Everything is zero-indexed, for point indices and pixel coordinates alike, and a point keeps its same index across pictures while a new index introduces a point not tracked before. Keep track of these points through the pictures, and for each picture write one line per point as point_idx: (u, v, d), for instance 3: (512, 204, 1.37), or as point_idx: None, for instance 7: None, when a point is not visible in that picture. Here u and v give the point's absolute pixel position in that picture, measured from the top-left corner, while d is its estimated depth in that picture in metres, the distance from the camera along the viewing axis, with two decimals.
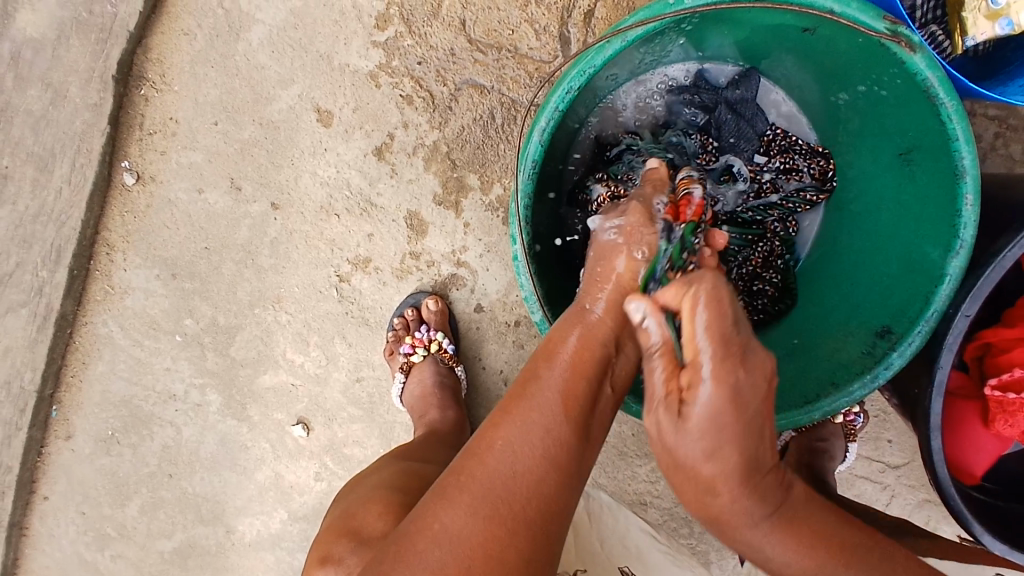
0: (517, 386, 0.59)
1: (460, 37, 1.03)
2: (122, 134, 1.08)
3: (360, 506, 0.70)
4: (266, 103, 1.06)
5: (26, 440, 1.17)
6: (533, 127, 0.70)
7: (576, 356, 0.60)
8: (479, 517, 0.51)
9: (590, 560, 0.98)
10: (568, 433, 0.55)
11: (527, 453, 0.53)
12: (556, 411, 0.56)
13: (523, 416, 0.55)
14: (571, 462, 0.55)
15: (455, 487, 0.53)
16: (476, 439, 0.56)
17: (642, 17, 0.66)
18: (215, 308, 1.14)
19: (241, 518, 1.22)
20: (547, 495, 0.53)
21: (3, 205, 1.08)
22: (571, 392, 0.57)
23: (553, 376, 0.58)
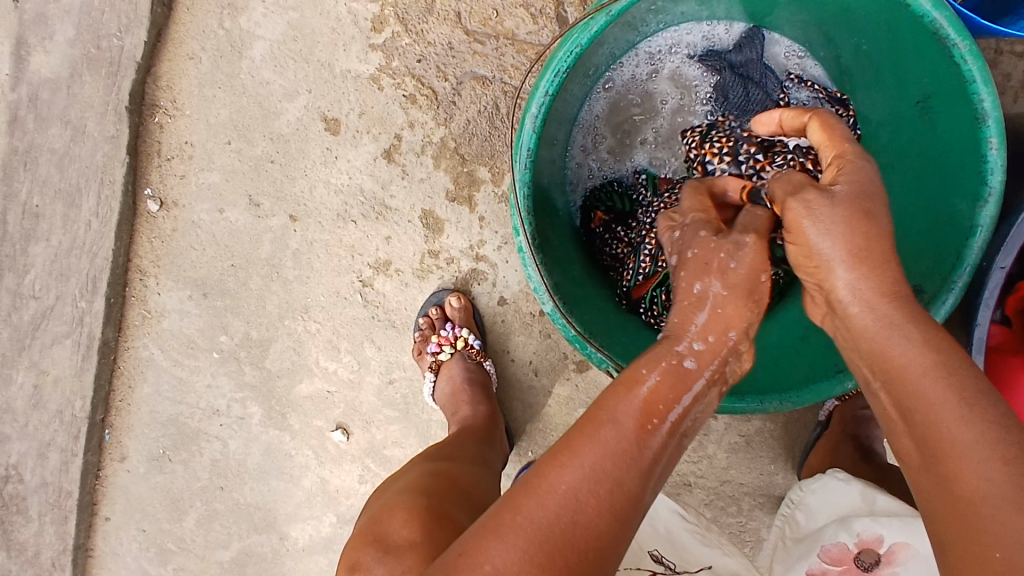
0: (588, 416, 0.54)
1: (457, 31, 1.03)
2: (142, 163, 1.11)
3: (386, 513, 0.69)
4: (275, 117, 1.07)
5: (83, 464, 1.23)
6: (525, 115, 0.69)
7: (660, 401, 0.55)
8: (533, 563, 0.47)
9: (621, 543, 0.81)
10: (637, 484, 0.51)
11: (595, 504, 0.49)
12: (631, 457, 0.52)
13: (593, 456, 0.51)
14: (633, 515, 0.51)
15: (508, 525, 0.49)
16: (536, 470, 0.51)
17: None
18: (247, 323, 1.16)
19: (293, 524, 1.24)
20: (607, 553, 0.49)
21: (38, 242, 1.13)
22: (648, 436, 0.53)
23: (625, 411, 0.54)
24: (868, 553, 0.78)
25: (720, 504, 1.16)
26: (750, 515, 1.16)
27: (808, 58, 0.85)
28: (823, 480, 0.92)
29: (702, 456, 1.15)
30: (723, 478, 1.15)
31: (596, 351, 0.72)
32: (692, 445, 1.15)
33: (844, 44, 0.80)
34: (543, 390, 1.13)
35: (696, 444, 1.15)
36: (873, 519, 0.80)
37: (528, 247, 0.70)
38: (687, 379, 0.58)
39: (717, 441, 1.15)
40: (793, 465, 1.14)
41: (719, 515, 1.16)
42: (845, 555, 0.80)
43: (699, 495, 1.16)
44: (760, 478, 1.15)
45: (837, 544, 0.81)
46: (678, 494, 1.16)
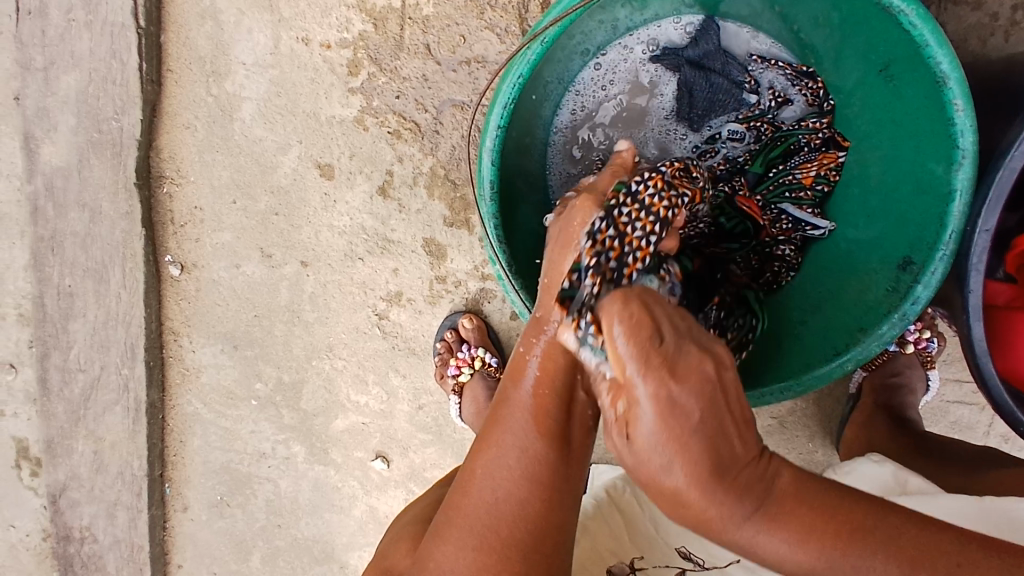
0: (494, 404, 0.61)
1: (430, 62, 1.05)
2: (159, 232, 1.17)
3: (393, 546, 0.72)
4: (272, 171, 1.12)
5: (150, 518, 1.30)
6: (482, 150, 0.72)
7: (543, 365, 0.61)
8: (468, 550, 0.55)
9: (648, 545, 0.87)
10: (544, 445, 0.56)
11: (502, 478, 0.56)
12: (527, 427, 0.57)
13: (495, 441, 0.57)
14: (552, 476, 0.56)
15: (448, 524, 0.57)
16: (464, 467, 0.60)
17: (555, 16, 0.65)
18: (279, 367, 1.21)
19: (352, 552, 1.30)
20: (525, 518, 0.55)
21: (76, 318, 1.20)
22: (539, 406, 0.58)
23: (517, 393, 0.60)
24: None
25: None
26: None
27: (762, 36, 0.84)
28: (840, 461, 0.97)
29: None
30: None
31: None
32: None
33: (801, 18, 0.79)
34: None
35: None
36: None
37: (505, 272, 0.73)
38: (563, 333, 0.62)
39: None
40: (831, 440, 1.12)
41: None
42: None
43: None
44: (800, 457, 1.13)
45: None
46: None
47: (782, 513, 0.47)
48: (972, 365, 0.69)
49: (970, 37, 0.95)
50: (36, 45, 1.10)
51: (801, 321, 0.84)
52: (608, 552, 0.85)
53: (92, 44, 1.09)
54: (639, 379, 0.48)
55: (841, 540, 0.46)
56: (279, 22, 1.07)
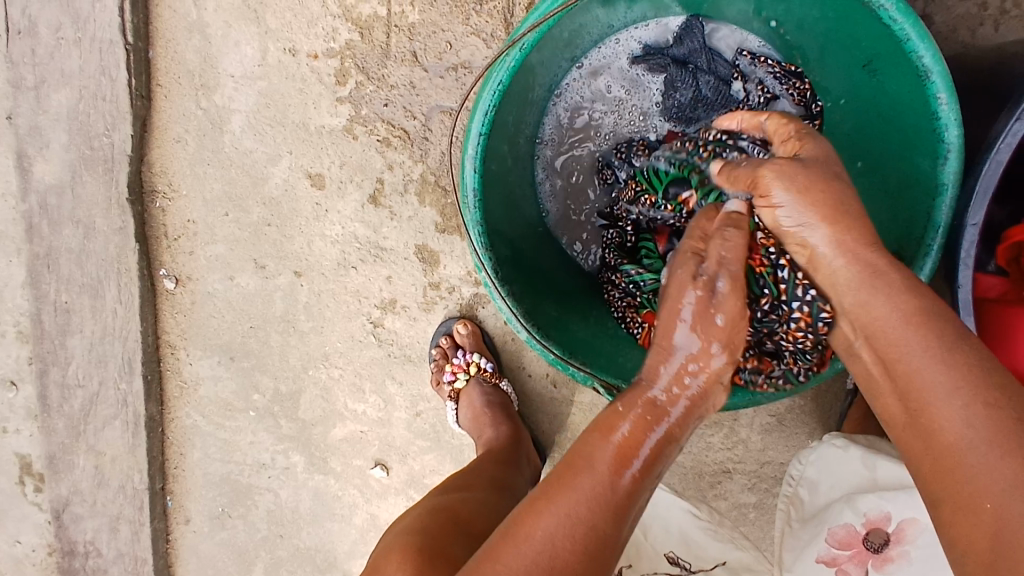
0: (568, 461, 0.61)
1: (417, 69, 1.05)
2: (153, 246, 1.17)
3: (385, 557, 0.72)
4: (263, 183, 1.12)
5: (152, 531, 1.31)
6: (465, 157, 0.72)
7: (629, 444, 0.61)
8: None
9: (636, 554, 0.94)
10: (610, 524, 0.57)
11: (568, 545, 0.55)
12: (607, 487, 0.58)
13: (567, 505, 0.57)
14: (603, 553, 0.57)
15: (489, 569, 0.55)
16: (519, 514, 0.58)
17: (532, 21, 0.65)
18: (275, 378, 1.22)
19: (353, 561, 1.30)
20: None
21: (73, 334, 1.21)
22: (622, 475, 0.59)
23: (604, 456, 0.60)
24: (876, 534, 0.86)
25: (764, 487, 1.14)
26: None
27: (754, 37, 0.83)
28: (819, 450, 0.96)
29: (736, 441, 1.14)
30: (761, 460, 1.13)
31: (578, 371, 0.74)
32: (723, 432, 1.14)
33: (785, 21, 0.80)
34: (565, 399, 1.15)
35: (729, 430, 1.13)
36: (878, 497, 0.86)
37: (488, 274, 0.72)
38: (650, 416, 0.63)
39: (749, 424, 1.12)
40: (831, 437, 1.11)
41: (765, 497, 1.14)
42: (854, 537, 0.87)
43: (740, 481, 1.14)
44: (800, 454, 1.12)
45: (844, 527, 0.88)
46: (719, 483, 1.15)
47: (877, 286, 0.60)
48: None
49: (958, 28, 0.94)
50: (25, 64, 1.11)
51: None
52: None
53: (81, 61, 1.10)
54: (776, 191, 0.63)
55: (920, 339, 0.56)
56: (266, 34, 1.07)
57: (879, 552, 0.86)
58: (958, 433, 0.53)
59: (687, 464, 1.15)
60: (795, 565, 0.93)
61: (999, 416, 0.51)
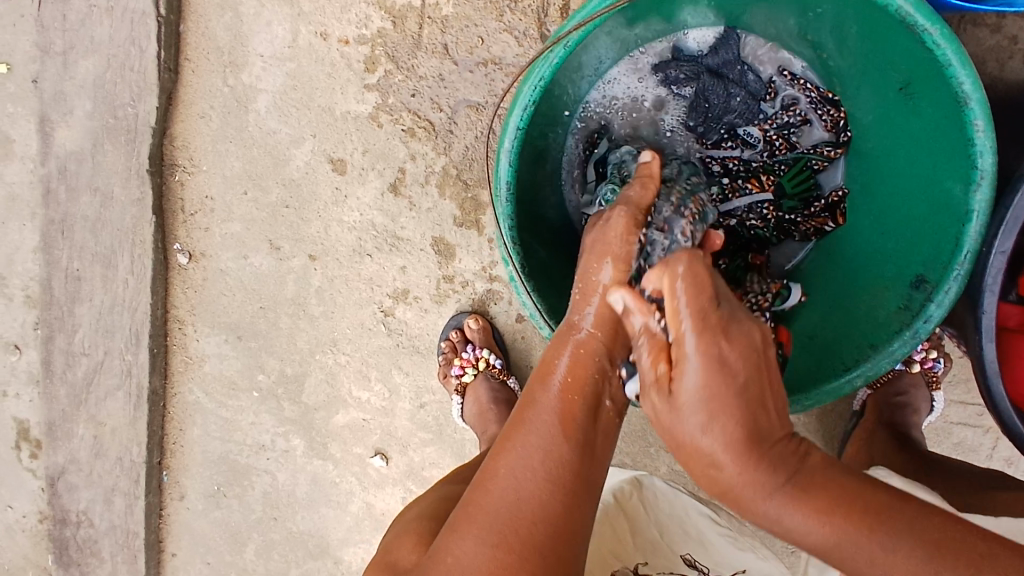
0: (517, 412, 0.60)
1: (447, 62, 1.04)
2: (169, 220, 1.17)
3: (397, 539, 0.70)
4: (284, 164, 1.12)
5: (146, 505, 1.32)
6: (500, 151, 0.72)
7: (569, 376, 0.59)
8: (487, 543, 0.52)
9: (653, 550, 0.85)
10: (572, 451, 0.56)
11: (528, 478, 0.54)
12: (554, 431, 0.56)
13: (521, 442, 0.56)
14: (576, 482, 0.55)
15: (464, 518, 0.55)
16: (483, 470, 0.58)
17: (579, 19, 0.65)
18: (282, 360, 1.22)
19: (346, 548, 1.31)
20: (554, 515, 0.53)
21: (82, 303, 1.20)
22: (568, 404, 0.58)
23: (546, 394, 0.59)
24: None
25: None
26: None
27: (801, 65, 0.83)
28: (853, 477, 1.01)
29: None
30: None
31: None
32: None
33: (828, 44, 0.79)
34: None
35: None
36: None
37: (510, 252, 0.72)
38: (590, 347, 0.60)
39: None
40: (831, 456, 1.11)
41: None
42: None
43: None
44: None
45: None
46: None
47: (774, 482, 0.49)
48: (982, 385, 0.69)
49: (987, 60, 0.94)
50: (55, 28, 1.11)
51: (824, 323, 0.83)
52: (612, 557, 0.83)
53: (111, 31, 1.10)
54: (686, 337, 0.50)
55: (852, 519, 0.48)
56: (298, 16, 1.07)
57: None
58: (901, 563, 0.47)
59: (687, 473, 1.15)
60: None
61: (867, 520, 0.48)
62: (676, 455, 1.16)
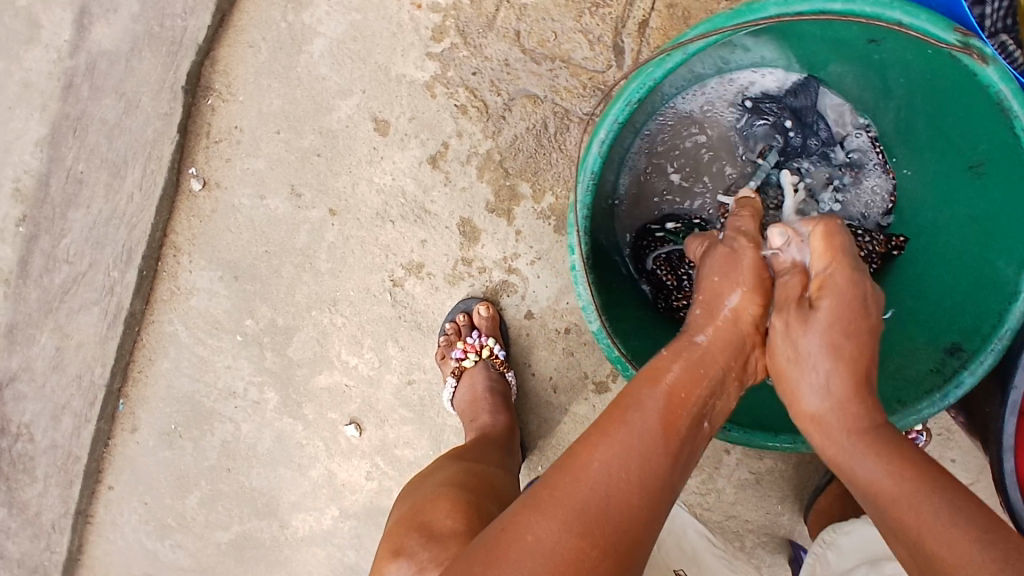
0: (611, 409, 0.62)
1: (515, 48, 1.04)
2: (191, 143, 1.13)
3: (425, 504, 0.72)
4: (325, 113, 1.09)
5: (95, 430, 1.26)
6: (592, 139, 0.71)
7: (676, 389, 0.63)
8: (570, 530, 0.52)
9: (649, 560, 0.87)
10: (664, 463, 0.58)
11: (621, 475, 0.55)
12: (659, 437, 0.59)
13: (618, 437, 0.58)
14: (659, 494, 0.57)
15: (545, 500, 0.55)
16: (566, 457, 0.58)
17: (703, 30, 0.65)
18: (275, 309, 1.18)
19: (295, 513, 1.28)
20: (636, 516, 0.55)
21: (78, 207, 1.15)
22: (669, 419, 0.61)
23: (650, 399, 0.62)
24: None
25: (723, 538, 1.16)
26: (752, 552, 1.15)
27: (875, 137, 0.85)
28: (855, 523, 0.91)
29: (710, 488, 1.16)
30: (729, 512, 1.16)
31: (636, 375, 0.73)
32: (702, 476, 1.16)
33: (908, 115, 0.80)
34: (560, 407, 1.14)
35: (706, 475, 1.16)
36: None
37: (577, 228, 0.70)
38: (701, 368, 0.66)
39: (726, 476, 1.15)
40: (799, 506, 1.14)
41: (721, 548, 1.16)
42: None
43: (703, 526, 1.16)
44: (766, 516, 1.15)
45: None
46: None
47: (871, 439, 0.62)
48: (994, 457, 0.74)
49: None
50: None
51: None
52: None
53: None
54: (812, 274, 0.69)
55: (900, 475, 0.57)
56: None
57: None
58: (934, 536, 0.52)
59: None
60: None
61: (902, 460, 0.58)
62: None
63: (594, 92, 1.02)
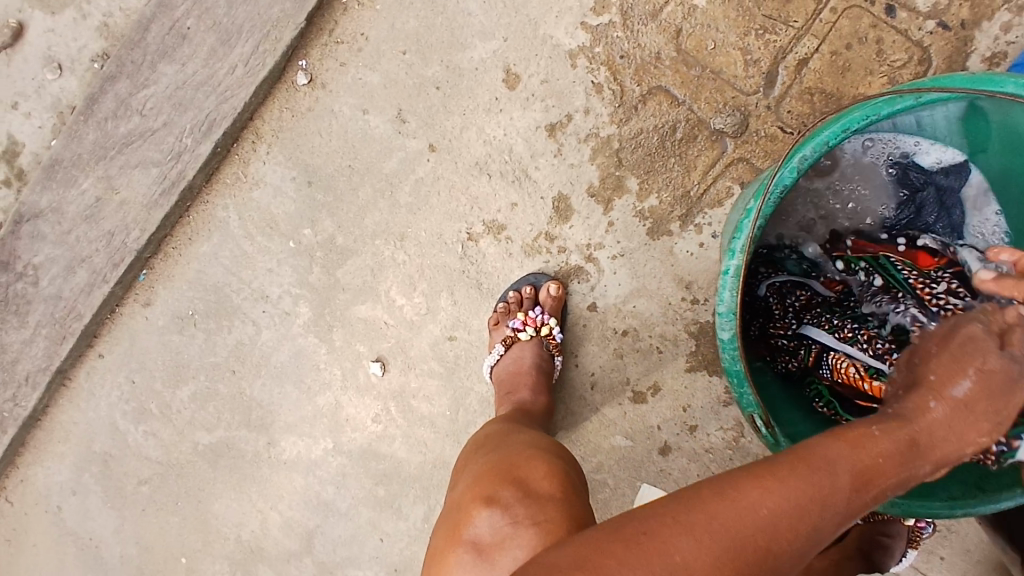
0: (808, 450, 0.56)
1: (670, 45, 1.04)
2: (311, 35, 1.09)
3: (518, 460, 0.74)
4: (460, 49, 1.07)
5: (106, 294, 1.19)
6: (795, 152, 0.69)
7: (875, 462, 0.57)
8: (718, 561, 0.49)
9: None
10: (831, 530, 0.53)
11: (788, 526, 0.51)
12: (837, 508, 0.54)
13: (806, 490, 0.53)
14: (810, 556, 0.53)
15: (704, 514, 0.51)
16: (741, 476, 0.54)
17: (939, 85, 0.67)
18: (338, 226, 1.14)
19: (286, 435, 1.23)
20: (781, 570, 0.51)
21: (172, 63, 1.10)
22: (857, 491, 0.55)
23: (847, 466, 0.55)
24: None
25: None
26: None
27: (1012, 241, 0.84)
28: None
29: None
30: None
31: (749, 393, 0.73)
32: None
33: None
34: (592, 404, 1.13)
35: None
36: None
37: (745, 236, 0.69)
38: (899, 444, 0.59)
39: None
40: None
41: None
42: None
43: None
44: None
45: None
46: None
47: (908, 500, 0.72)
48: None
49: None
50: None
51: None
52: None
53: None
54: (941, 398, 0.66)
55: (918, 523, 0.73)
56: None
57: None
58: None
59: None
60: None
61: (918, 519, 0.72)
62: None
63: (733, 112, 1.03)
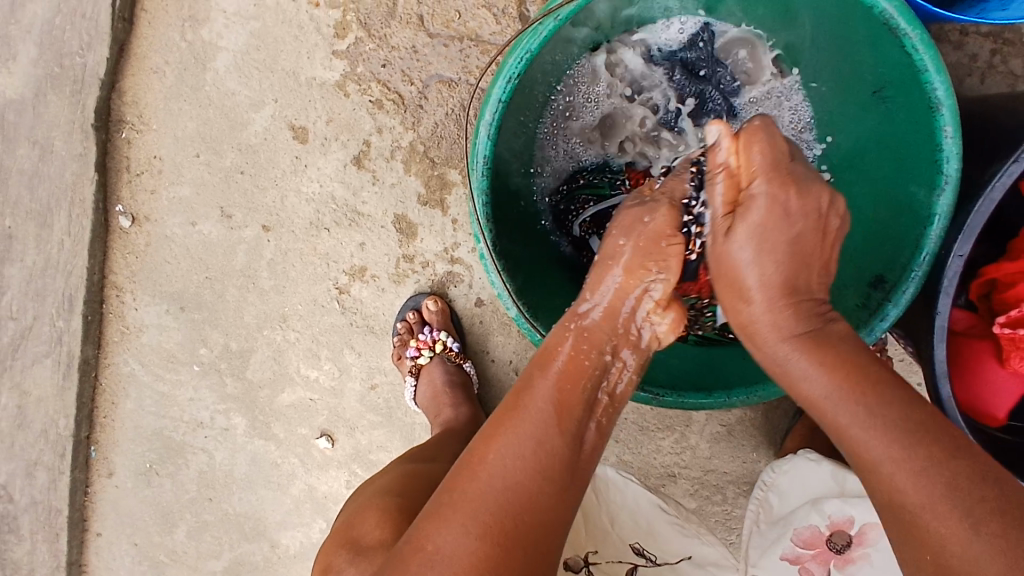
0: (510, 397, 0.62)
1: (420, 33, 1.02)
2: (112, 180, 1.11)
3: (361, 515, 0.76)
4: (242, 128, 1.08)
5: (71, 482, 1.24)
6: (479, 123, 0.70)
7: (567, 365, 0.63)
8: (471, 530, 0.53)
9: (601, 538, 0.87)
10: (559, 442, 0.59)
11: (518, 463, 0.56)
12: (549, 422, 0.59)
13: (516, 427, 0.58)
14: (562, 472, 0.58)
15: (448, 504, 0.55)
16: (470, 450, 0.59)
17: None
18: (226, 334, 1.16)
19: (283, 532, 1.24)
20: (541, 503, 0.56)
21: (12, 263, 1.14)
22: (562, 402, 0.61)
23: (544, 386, 0.61)
24: (840, 536, 0.85)
25: (705, 494, 1.15)
26: (735, 503, 1.15)
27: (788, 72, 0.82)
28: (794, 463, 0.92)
29: (684, 447, 1.14)
30: (707, 466, 1.14)
31: None
32: (674, 436, 1.14)
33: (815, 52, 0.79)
34: None
35: (679, 434, 1.14)
36: (843, 501, 0.86)
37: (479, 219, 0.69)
38: (591, 336, 0.66)
39: (699, 432, 1.14)
40: (774, 451, 1.13)
41: (704, 504, 1.15)
42: (818, 538, 0.86)
43: (683, 486, 1.15)
44: (744, 465, 1.13)
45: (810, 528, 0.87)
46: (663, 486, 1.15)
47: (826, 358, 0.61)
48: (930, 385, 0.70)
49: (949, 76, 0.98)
50: None
51: None
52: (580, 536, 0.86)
53: None
54: (757, 178, 0.63)
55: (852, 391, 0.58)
56: None
57: (841, 552, 0.85)
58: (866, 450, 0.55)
59: (634, 465, 1.15)
60: (760, 562, 0.90)
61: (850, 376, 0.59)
62: (625, 445, 1.16)
63: None
